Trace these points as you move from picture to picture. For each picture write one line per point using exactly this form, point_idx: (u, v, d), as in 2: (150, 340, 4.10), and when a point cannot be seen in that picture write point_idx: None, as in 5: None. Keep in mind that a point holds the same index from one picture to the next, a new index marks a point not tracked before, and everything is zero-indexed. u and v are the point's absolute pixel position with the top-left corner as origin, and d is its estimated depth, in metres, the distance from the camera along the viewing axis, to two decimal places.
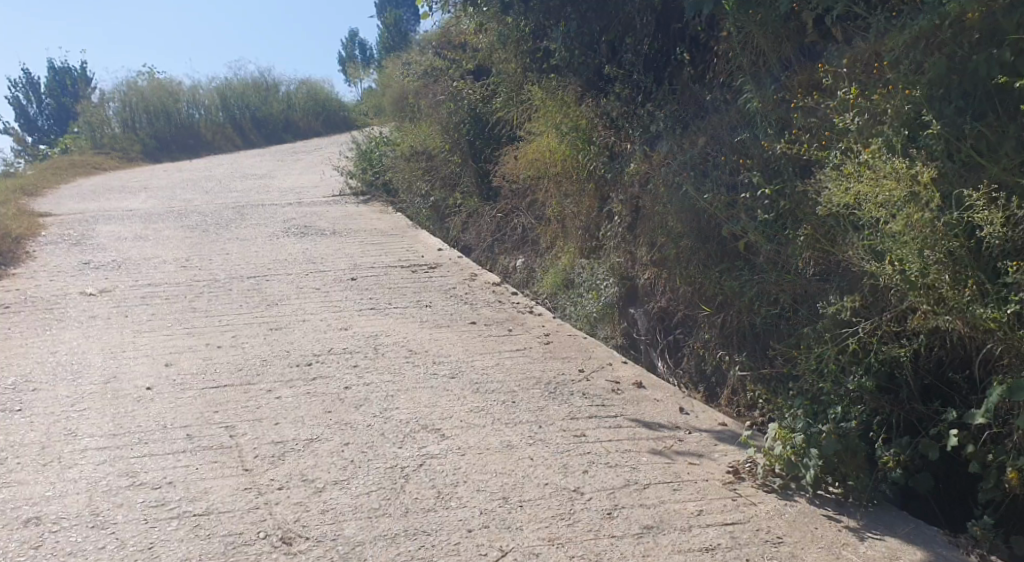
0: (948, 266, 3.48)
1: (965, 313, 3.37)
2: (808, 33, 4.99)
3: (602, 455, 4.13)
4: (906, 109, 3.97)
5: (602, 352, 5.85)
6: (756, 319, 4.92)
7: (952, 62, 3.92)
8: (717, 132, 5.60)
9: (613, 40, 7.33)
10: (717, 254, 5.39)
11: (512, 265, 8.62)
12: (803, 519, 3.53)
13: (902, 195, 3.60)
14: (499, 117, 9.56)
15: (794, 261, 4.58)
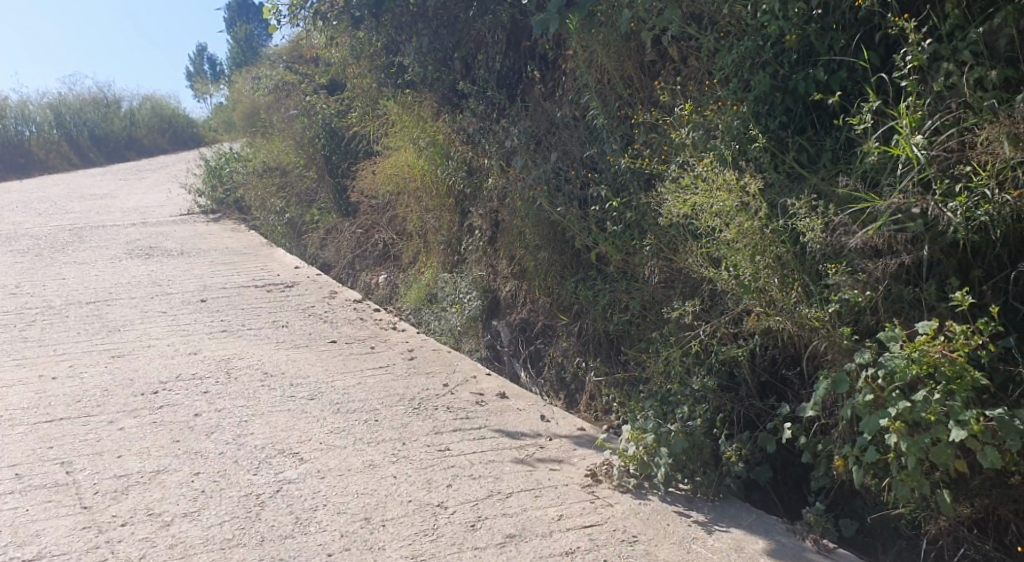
0: (776, 270, 3.73)
1: (792, 313, 3.61)
2: (648, 52, 5.12)
3: (466, 468, 4.15)
4: (735, 124, 4.24)
5: (465, 365, 5.88)
6: (610, 326, 5.10)
7: (775, 80, 4.21)
8: (567, 147, 5.75)
9: (466, 56, 7.41)
10: (572, 264, 5.59)
11: (374, 281, 8.55)
12: (656, 516, 3.67)
13: (733, 205, 3.85)
14: (355, 131, 9.45)
15: (642, 270, 4.78)
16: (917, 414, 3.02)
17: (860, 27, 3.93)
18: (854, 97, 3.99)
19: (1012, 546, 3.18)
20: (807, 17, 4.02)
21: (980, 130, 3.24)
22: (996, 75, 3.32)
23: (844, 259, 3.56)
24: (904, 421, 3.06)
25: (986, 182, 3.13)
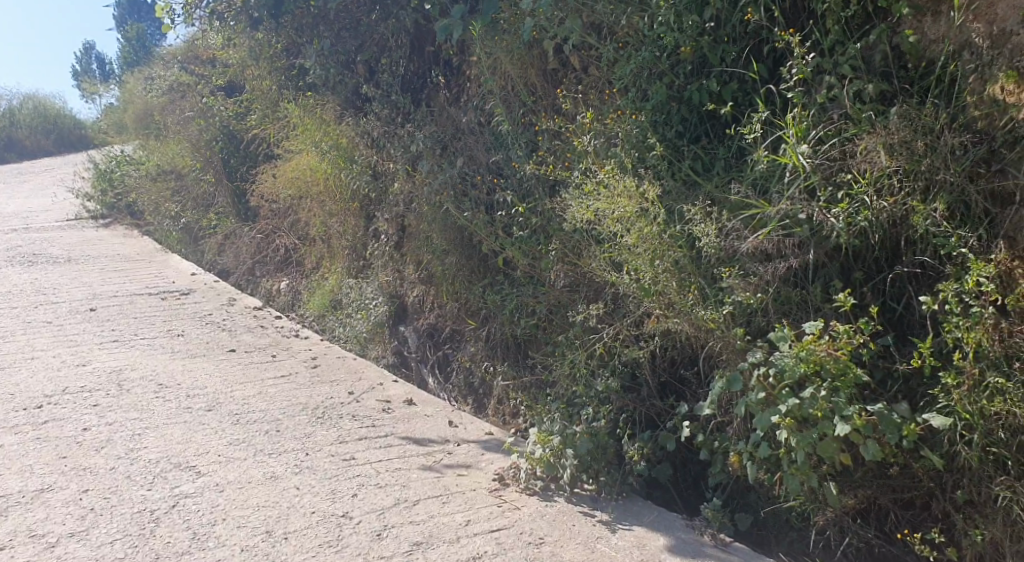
0: (674, 274, 3.85)
1: (690, 316, 3.74)
2: (550, 60, 5.19)
3: (372, 476, 4.10)
4: (634, 133, 4.36)
5: (371, 372, 5.81)
6: (516, 330, 5.15)
7: (671, 90, 4.34)
8: (473, 152, 5.77)
9: (369, 60, 7.33)
10: (479, 269, 5.60)
11: (275, 287, 8.36)
12: (562, 518, 3.71)
13: (633, 211, 3.96)
14: (255, 134, 9.21)
15: (547, 275, 4.85)
16: (806, 410, 3.15)
17: (749, 41, 4.10)
18: (744, 107, 4.16)
19: (891, 533, 3.37)
20: (701, 30, 4.16)
21: (859, 140, 3.45)
22: (873, 88, 3.54)
23: (737, 262, 3.69)
24: (794, 417, 3.18)
25: (865, 189, 3.32)
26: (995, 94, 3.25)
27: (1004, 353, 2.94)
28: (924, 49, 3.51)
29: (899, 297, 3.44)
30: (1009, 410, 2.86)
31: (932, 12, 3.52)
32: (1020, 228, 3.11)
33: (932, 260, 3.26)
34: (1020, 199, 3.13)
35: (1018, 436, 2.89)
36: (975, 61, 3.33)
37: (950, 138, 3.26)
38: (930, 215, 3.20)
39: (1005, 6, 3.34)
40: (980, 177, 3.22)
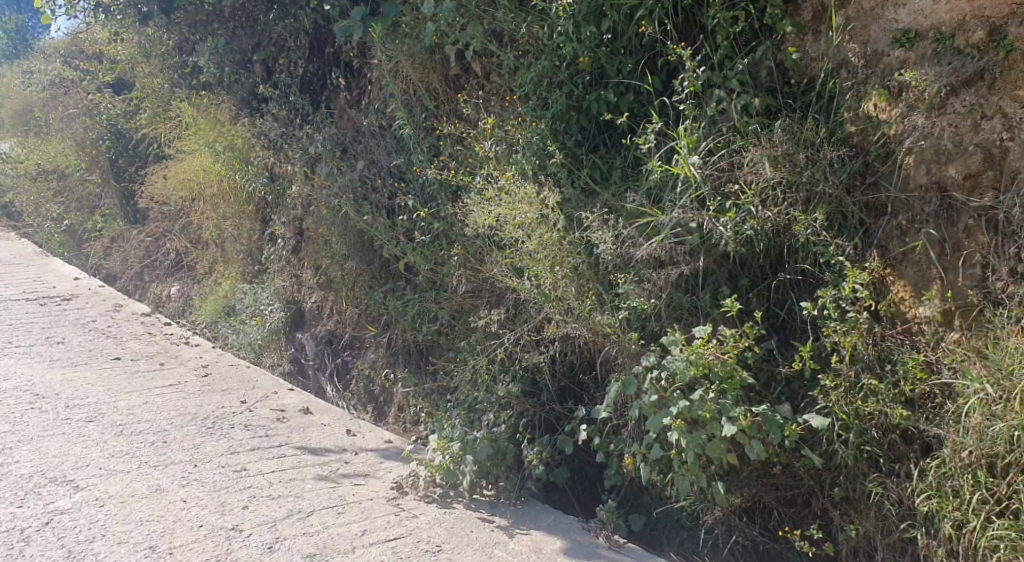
0: (573, 280, 3.90)
1: (588, 320, 3.80)
2: (452, 65, 5.17)
3: (264, 488, 3.99)
4: (535, 140, 4.40)
5: (266, 380, 5.65)
6: (418, 336, 5.11)
7: (571, 99, 4.40)
8: (374, 155, 5.68)
9: (266, 60, 7.13)
10: (380, 275, 5.53)
11: (166, 292, 8.07)
12: (460, 524, 3.69)
13: (533, 217, 4.03)
14: (144, 134, 8.84)
15: (449, 280, 4.83)
16: (695, 412, 3.24)
17: (645, 54, 4.19)
18: (640, 118, 4.26)
19: (774, 530, 3.50)
20: (598, 40, 4.24)
21: (746, 152, 3.59)
22: (759, 102, 3.68)
23: (633, 268, 3.76)
24: (684, 418, 3.27)
25: (751, 200, 3.46)
26: (870, 111, 3.45)
27: (877, 356, 3.16)
28: (806, 66, 3.71)
29: (782, 303, 3.59)
30: (881, 409, 3.06)
31: (813, 32, 3.72)
32: (891, 238, 3.33)
33: (813, 268, 3.42)
34: (892, 210, 3.34)
35: (888, 435, 3.07)
36: (852, 78, 3.54)
37: (828, 151, 3.42)
38: (810, 225, 3.35)
39: (877, 29, 3.51)
40: (856, 189, 3.41)
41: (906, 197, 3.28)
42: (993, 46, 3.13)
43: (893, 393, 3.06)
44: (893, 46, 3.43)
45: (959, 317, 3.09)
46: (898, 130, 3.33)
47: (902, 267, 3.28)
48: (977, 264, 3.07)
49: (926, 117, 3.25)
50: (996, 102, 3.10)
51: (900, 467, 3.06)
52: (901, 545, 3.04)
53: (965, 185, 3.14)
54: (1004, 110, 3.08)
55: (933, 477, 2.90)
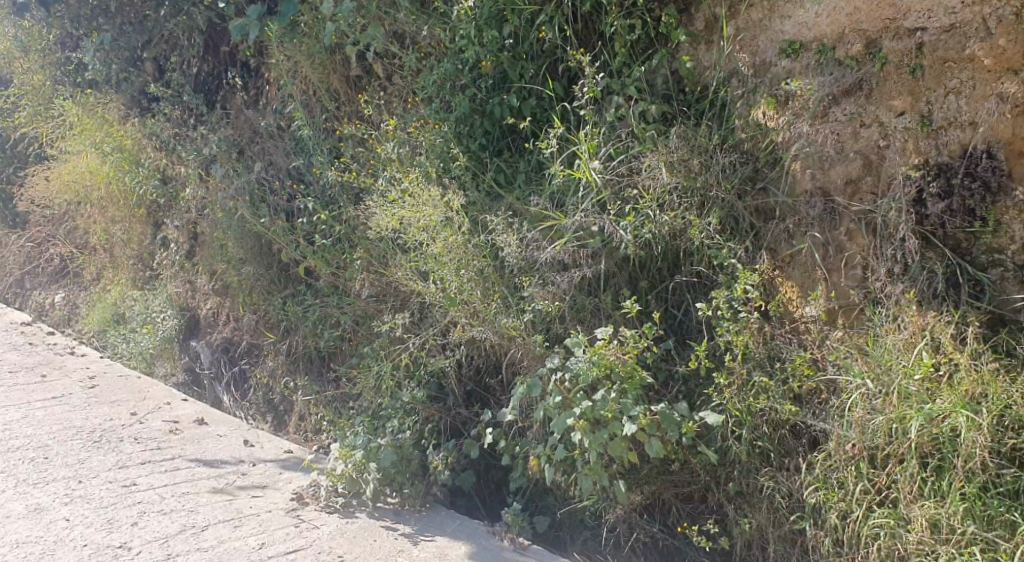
0: (478, 283, 3.89)
1: (493, 324, 3.81)
2: (352, 66, 5.09)
3: (156, 503, 3.82)
4: (438, 143, 4.38)
5: (158, 390, 5.42)
6: (319, 342, 5.00)
7: (474, 103, 4.39)
8: (272, 157, 5.55)
9: (158, 57, 6.86)
10: (279, 279, 5.39)
11: (49, 300, 7.65)
12: (363, 533, 3.63)
13: (438, 220, 3.96)
14: (23, 133, 8.36)
15: (351, 285, 4.75)
16: (598, 412, 3.29)
17: (546, 59, 4.22)
18: (543, 123, 4.27)
19: (673, 526, 3.58)
20: (500, 45, 4.25)
21: (644, 157, 3.67)
22: (655, 109, 3.77)
23: (537, 271, 3.79)
24: (587, 419, 3.31)
25: (650, 204, 3.55)
26: (759, 118, 3.59)
27: (767, 354, 3.29)
28: (700, 74, 3.83)
29: (679, 304, 3.68)
30: (771, 405, 3.17)
31: (706, 41, 3.84)
32: (779, 241, 3.47)
33: (707, 270, 3.53)
34: (780, 214, 3.48)
35: (778, 430, 3.19)
36: (742, 87, 3.68)
37: (720, 158, 3.56)
38: (705, 229, 3.49)
39: (765, 39, 3.64)
40: (747, 194, 3.53)
41: (792, 202, 3.42)
42: (870, 58, 3.26)
43: (782, 390, 3.18)
44: (780, 56, 3.58)
45: (842, 316, 3.24)
46: (785, 137, 3.47)
47: (790, 269, 3.43)
48: (858, 265, 3.22)
49: (811, 125, 3.39)
50: (874, 112, 3.23)
51: (789, 461, 3.17)
52: (791, 537, 3.16)
53: (846, 190, 3.29)
54: (880, 119, 3.22)
55: (820, 470, 3.02)
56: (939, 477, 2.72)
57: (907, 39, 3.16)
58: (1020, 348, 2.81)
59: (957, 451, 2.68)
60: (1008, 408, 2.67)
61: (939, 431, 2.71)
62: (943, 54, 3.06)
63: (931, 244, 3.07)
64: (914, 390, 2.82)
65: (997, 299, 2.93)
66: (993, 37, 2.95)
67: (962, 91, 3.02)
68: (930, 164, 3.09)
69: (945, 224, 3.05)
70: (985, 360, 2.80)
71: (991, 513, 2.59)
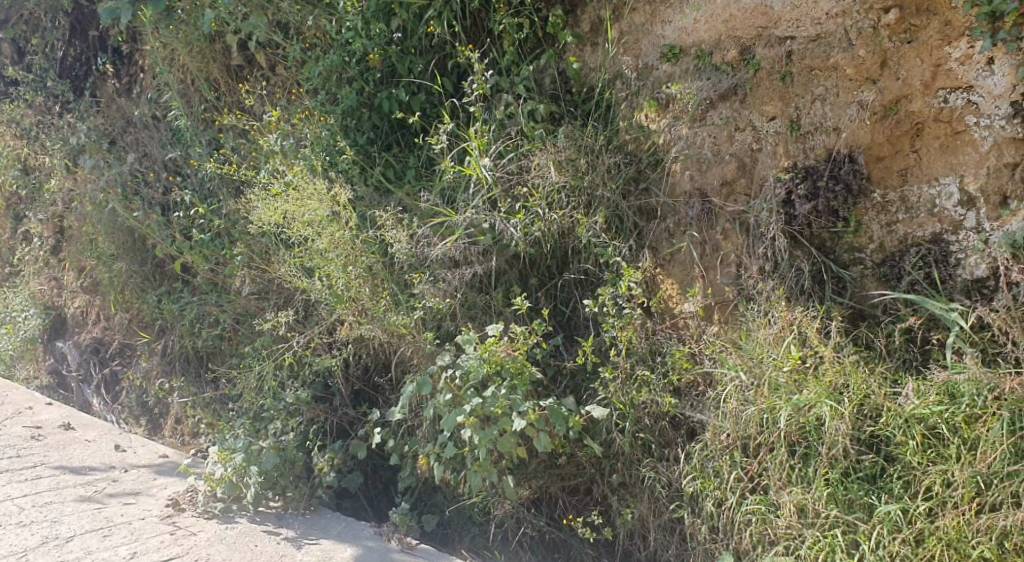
0: (366, 279, 3.83)
1: (382, 321, 3.75)
2: (234, 55, 4.93)
3: (14, 515, 3.60)
4: (324, 136, 4.28)
5: (18, 394, 5.08)
6: (197, 342, 4.80)
7: (362, 96, 4.31)
8: (147, 148, 5.29)
9: (16, 39, 6.42)
10: (154, 276, 5.15)
11: None
12: (244, 539, 3.52)
13: (324, 215, 3.86)
14: None
15: (232, 282, 4.58)
16: (487, 408, 3.29)
17: (435, 54, 4.19)
18: (432, 119, 4.24)
19: (559, 519, 3.63)
20: (388, 39, 4.19)
21: (532, 156, 3.71)
22: (544, 108, 3.81)
23: (427, 268, 3.77)
24: (477, 416, 3.31)
25: (539, 202, 3.61)
26: (641, 121, 3.69)
27: (649, 349, 3.38)
28: (586, 76, 3.91)
29: (567, 301, 3.74)
30: (652, 398, 3.27)
31: (591, 43, 3.92)
32: (661, 240, 3.58)
33: (593, 268, 3.60)
34: (661, 214, 3.59)
35: (659, 422, 3.29)
36: (625, 89, 3.77)
37: (606, 158, 3.64)
38: (592, 227, 3.56)
39: (647, 43, 3.74)
40: (631, 194, 3.63)
41: (673, 202, 3.53)
42: (744, 64, 3.39)
43: (663, 383, 3.29)
44: (661, 60, 3.68)
45: (718, 312, 3.38)
46: (666, 139, 3.59)
47: (670, 267, 3.56)
48: (732, 263, 3.36)
49: (690, 128, 3.51)
50: (747, 116, 3.38)
51: (669, 452, 3.28)
52: (670, 526, 3.26)
53: (721, 191, 3.42)
54: (753, 123, 3.36)
55: (697, 459, 3.13)
56: (805, 464, 2.87)
57: (778, 46, 3.30)
58: (877, 341, 2.98)
59: (822, 439, 2.83)
60: (867, 397, 2.83)
61: (805, 420, 2.86)
62: (810, 62, 3.21)
63: (799, 243, 3.21)
64: (784, 381, 2.95)
65: (857, 294, 3.10)
66: (853, 48, 3.11)
67: (827, 98, 3.18)
68: (798, 167, 3.23)
69: (812, 225, 3.19)
70: (847, 352, 2.96)
71: (852, 497, 2.75)
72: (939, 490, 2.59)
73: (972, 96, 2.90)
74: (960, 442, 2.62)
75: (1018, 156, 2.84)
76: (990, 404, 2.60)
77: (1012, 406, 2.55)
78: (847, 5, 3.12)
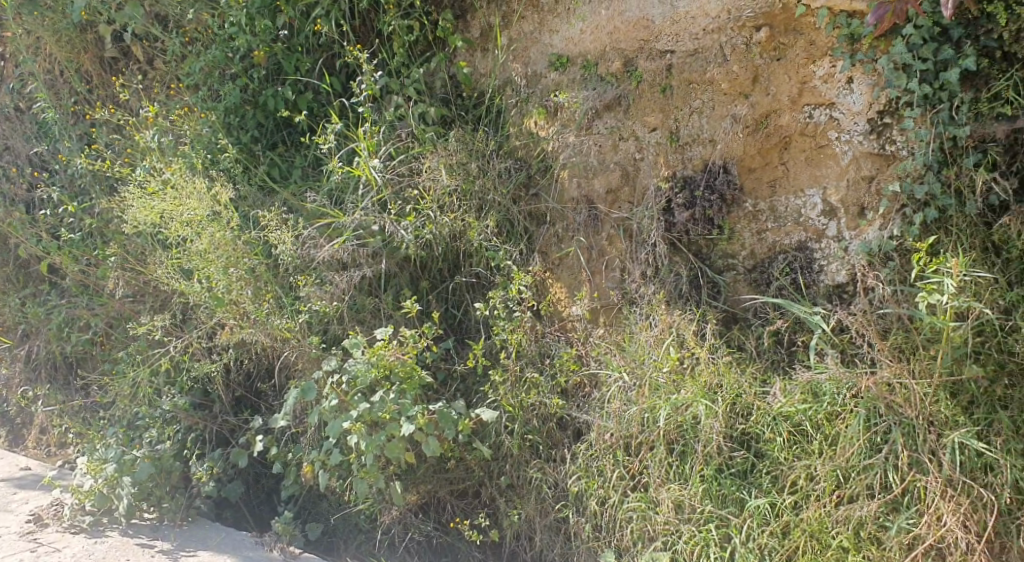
0: (249, 282, 3.74)
1: (265, 325, 3.65)
2: (106, 47, 4.69)
3: None
4: (205, 134, 4.16)
5: None
6: (65, 347, 4.55)
7: (246, 93, 4.19)
8: (10, 142, 4.98)
9: None
10: (17, 278, 4.84)
11: None
12: (115, 553, 3.36)
13: (204, 215, 3.74)
14: None
15: (104, 284, 4.37)
16: (375, 414, 3.25)
17: (323, 53, 4.11)
18: (319, 118, 4.17)
19: (447, 523, 3.62)
20: (273, 35, 4.09)
21: (423, 159, 3.72)
22: (434, 112, 3.82)
23: (313, 270, 3.69)
24: (364, 421, 3.27)
25: (429, 205, 3.62)
26: (530, 127, 3.75)
27: (538, 351, 3.45)
28: (476, 81, 3.93)
29: (458, 304, 3.75)
30: (540, 400, 3.34)
31: (481, 49, 3.95)
32: (549, 245, 3.64)
33: (485, 272, 3.64)
34: (550, 219, 3.66)
35: (546, 423, 3.35)
36: (515, 96, 3.81)
37: (496, 163, 3.68)
38: (483, 231, 3.60)
39: (536, 51, 3.79)
40: (521, 199, 3.69)
41: (561, 208, 3.61)
42: (627, 76, 3.50)
43: (550, 384, 3.35)
44: (549, 68, 3.74)
45: (603, 315, 3.47)
46: (554, 146, 3.65)
47: (558, 271, 3.62)
48: (616, 268, 3.46)
49: (576, 136, 3.59)
50: (630, 126, 3.48)
51: (556, 452, 3.33)
52: (557, 525, 3.31)
53: (607, 199, 3.52)
54: (636, 133, 3.46)
55: (582, 459, 3.19)
56: (682, 461, 2.98)
57: (658, 59, 3.42)
58: (749, 343, 3.13)
59: (698, 437, 2.95)
60: (739, 396, 2.97)
61: (683, 419, 2.98)
62: (688, 76, 3.34)
63: (678, 249, 3.33)
64: (663, 381, 3.07)
65: (731, 299, 3.24)
66: (728, 63, 3.25)
67: (704, 110, 3.31)
68: (677, 177, 3.35)
69: (690, 232, 3.30)
70: (721, 353, 3.08)
71: (724, 492, 2.86)
72: (803, 484, 2.75)
73: (834, 113, 3.07)
74: (822, 438, 2.77)
75: (874, 170, 3.00)
76: (848, 402, 2.75)
77: (867, 403, 2.71)
78: (722, 22, 3.25)
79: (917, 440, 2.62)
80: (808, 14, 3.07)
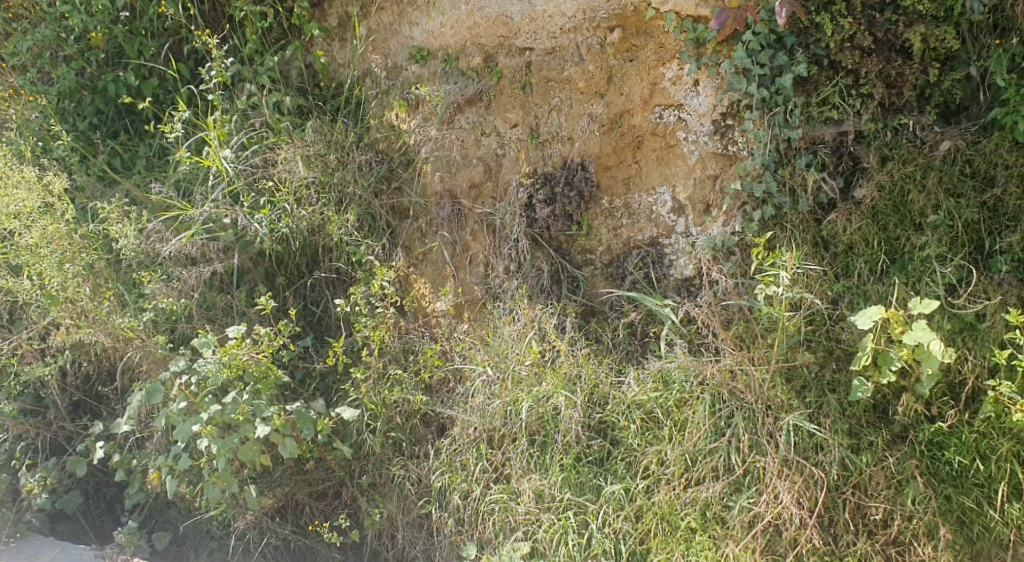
0: (87, 278, 3.51)
1: (105, 324, 3.43)
2: None
3: None
4: (35, 120, 3.89)
5: None
6: None
7: (82, 77, 3.93)
8: None
9: None
10: None
11: None
12: None
13: (33, 206, 3.50)
14: None
15: None
16: (227, 415, 3.10)
17: (169, 38, 3.91)
18: (166, 105, 3.93)
19: (306, 526, 3.49)
20: (113, 17, 3.85)
21: (278, 149, 3.61)
22: (289, 101, 3.73)
23: (159, 266, 3.53)
24: (215, 424, 3.12)
25: (285, 197, 3.51)
26: (392, 120, 3.71)
27: (401, 347, 3.40)
28: (334, 71, 3.86)
29: (317, 301, 3.63)
30: (404, 396, 3.31)
31: (339, 38, 3.87)
32: (414, 239, 3.62)
33: (346, 267, 3.55)
34: (413, 213, 3.63)
35: (410, 420, 3.32)
36: (375, 88, 3.76)
37: (356, 156, 3.63)
38: (344, 225, 3.53)
39: (395, 43, 3.75)
40: (382, 193, 3.64)
41: (424, 202, 3.59)
42: (487, 71, 3.52)
43: (414, 381, 3.34)
44: (409, 61, 3.70)
45: (467, 310, 3.47)
46: (415, 140, 3.63)
47: (422, 267, 3.60)
48: (480, 263, 3.48)
49: (438, 130, 3.58)
50: (492, 122, 3.50)
51: (420, 449, 3.31)
52: (420, 521, 3.27)
53: (470, 194, 3.53)
54: (498, 129, 3.49)
55: (446, 454, 3.19)
56: (544, 452, 3.04)
57: (518, 56, 3.45)
58: (605, 335, 3.21)
59: (558, 427, 3.03)
60: (596, 387, 3.05)
61: (545, 409, 3.05)
62: (547, 74, 3.39)
63: (539, 244, 3.37)
64: (525, 374, 3.12)
65: (589, 292, 3.32)
66: (584, 63, 3.32)
67: (562, 109, 3.38)
68: (538, 173, 3.40)
69: (550, 227, 3.35)
70: (580, 345, 3.16)
71: (583, 480, 2.95)
72: (655, 468, 2.86)
73: (682, 114, 3.20)
74: (672, 425, 2.90)
75: (718, 169, 3.16)
76: (695, 388, 2.89)
77: (713, 389, 2.86)
78: (578, 22, 3.33)
79: (756, 423, 2.79)
80: (657, 17, 3.19)
